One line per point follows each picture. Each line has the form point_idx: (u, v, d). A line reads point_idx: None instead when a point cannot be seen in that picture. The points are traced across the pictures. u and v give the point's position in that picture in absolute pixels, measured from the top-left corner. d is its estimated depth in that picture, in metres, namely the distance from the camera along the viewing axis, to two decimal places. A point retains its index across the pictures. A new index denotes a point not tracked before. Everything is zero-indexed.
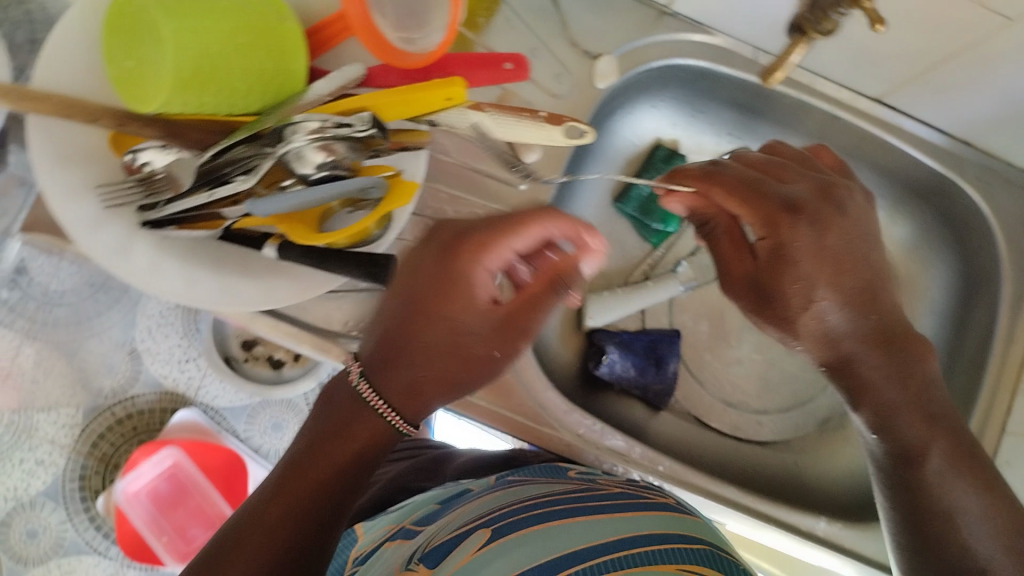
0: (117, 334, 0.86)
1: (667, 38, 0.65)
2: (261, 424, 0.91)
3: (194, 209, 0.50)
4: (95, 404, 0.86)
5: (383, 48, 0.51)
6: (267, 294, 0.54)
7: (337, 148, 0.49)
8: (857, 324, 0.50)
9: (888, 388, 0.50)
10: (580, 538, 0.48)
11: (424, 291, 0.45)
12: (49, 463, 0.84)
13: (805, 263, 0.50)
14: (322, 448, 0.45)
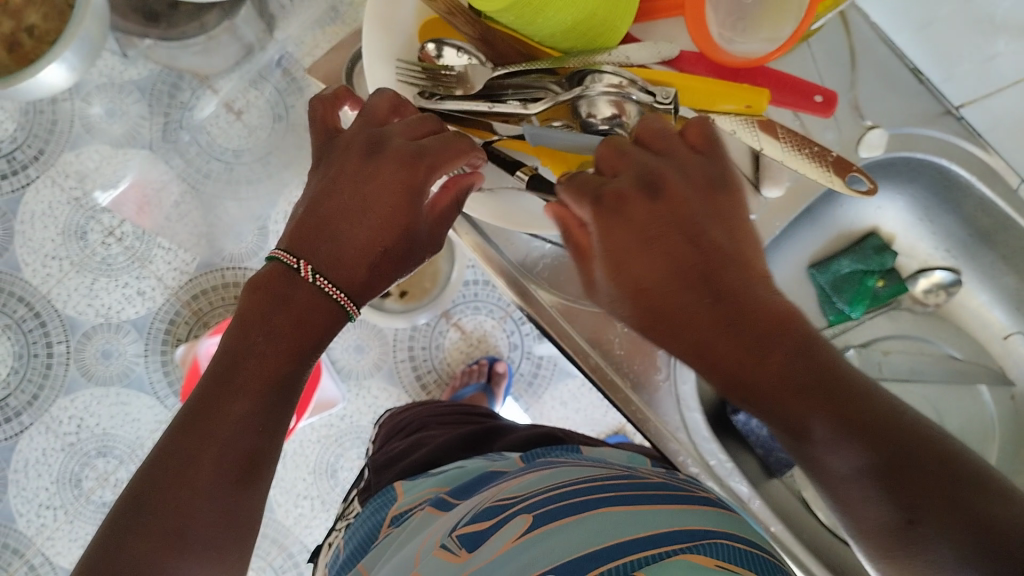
0: (257, 207, 0.93)
1: (942, 136, 0.66)
2: (346, 340, 0.96)
3: (468, 113, 0.53)
4: (211, 261, 0.92)
5: (705, 39, 0.52)
6: (500, 214, 0.58)
7: (628, 109, 0.50)
8: (690, 310, 0.39)
9: (753, 370, 0.37)
10: (631, 528, 0.45)
11: (352, 199, 0.45)
12: (148, 296, 0.91)
13: (628, 260, 0.41)
14: (259, 334, 0.43)
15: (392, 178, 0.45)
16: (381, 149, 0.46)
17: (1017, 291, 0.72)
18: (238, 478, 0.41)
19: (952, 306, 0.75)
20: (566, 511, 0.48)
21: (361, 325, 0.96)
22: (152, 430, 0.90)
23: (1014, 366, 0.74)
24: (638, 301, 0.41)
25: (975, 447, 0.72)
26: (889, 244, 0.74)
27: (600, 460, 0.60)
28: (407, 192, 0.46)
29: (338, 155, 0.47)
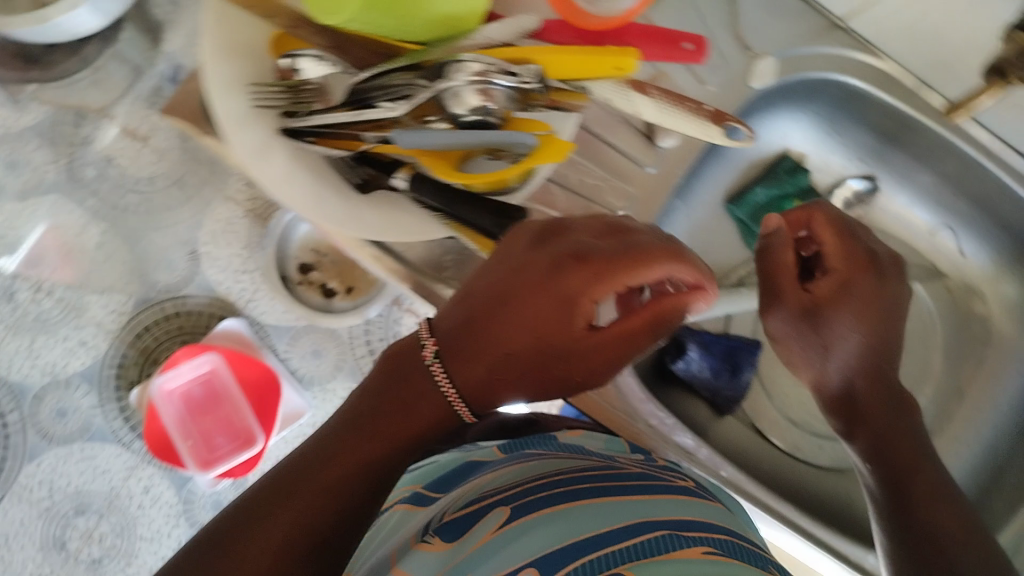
0: (183, 231, 0.84)
1: (832, 50, 0.64)
2: (302, 348, 0.84)
3: (336, 125, 0.51)
4: (146, 296, 0.83)
5: (565, 6, 0.50)
6: (390, 224, 0.52)
7: (495, 95, 0.49)
8: (862, 354, 0.55)
9: (897, 434, 0.53)
10: (611, 521, 0.44)
11: (509, 282, 0.43)
12: (91, 345, 0.81)
13: (858, 301, 0.54)
14: (370, 419, 0.43)
15: (545, 287, 0.42)
16: (547, 241, 0.44)
17: (934, 188, 0.72)
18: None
19: (872, 214, 0.75)
20: (543, 505, 0.47)
21: (316, 327, 0.85)
22: (125, 476, 0.80)
23: (943, 257, 0.76)
24: (809, 313, 0.55)
25: (918, 344, 0.75)
26: (800, 163, 0.74)
27: (577, 445, 0.58)
28: (561, 304, 0.42)
29: (514, 235, 0.46)
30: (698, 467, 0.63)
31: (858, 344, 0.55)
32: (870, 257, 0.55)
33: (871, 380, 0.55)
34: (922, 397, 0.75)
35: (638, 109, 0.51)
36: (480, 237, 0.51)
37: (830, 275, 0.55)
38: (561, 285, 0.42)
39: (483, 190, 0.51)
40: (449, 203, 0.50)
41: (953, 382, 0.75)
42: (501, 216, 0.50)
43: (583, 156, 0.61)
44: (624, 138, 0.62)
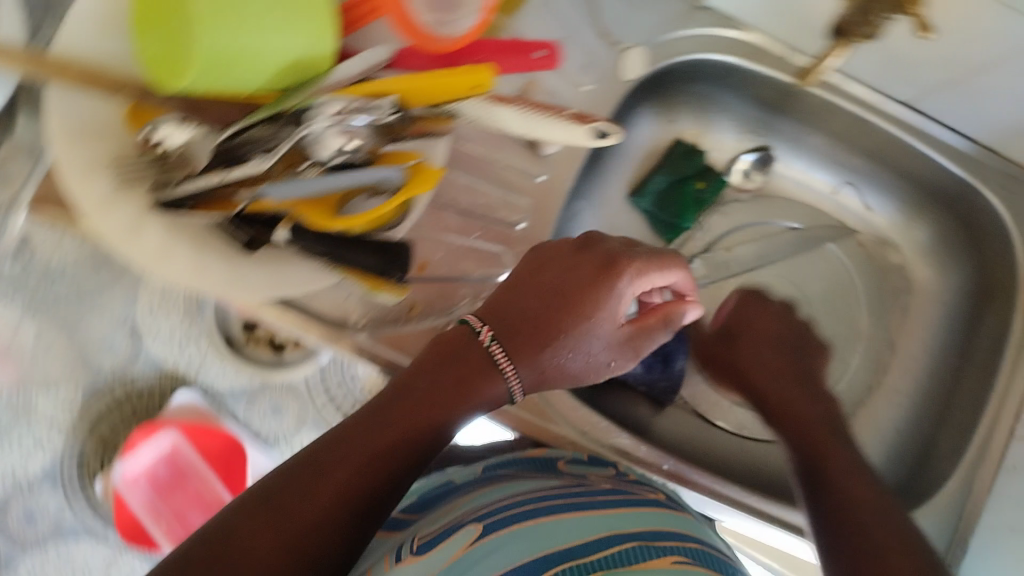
0: (118, 311, 0.74)
1: (699, 32, 0.65)
2: (261, 407, 0.79)
3: (206, 189, 0.49)
4: (95, 384, 0.75)
5: (415, 31, 0.50)
6: (276, 281, 0.53)
7: (359, 132, 0.49)
8: (770, 363, 0.60)
9: (797, 410, 0.56)
10: (588, 530, 0.48)
11: (563, 283, 0.52)
12: (47, 443, 0.75)
13: (755, 320, 0.63)
14: (427, 389, 0.48)
15: (587, 294, 0.51)
16: (589, 249, 0.54)
17: (827, 148, 0.74)
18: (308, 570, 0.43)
19: (774, 182, 0.77)
20: (516, 518, 0.50)
21: (271, 384, 0.79)
22: (105, 567, 0.80)
23: (850, 215, 0.78)
24: (722, 343, 0.63)
25: (842, 303, 0.76)
26: (695, 147, 0.75)
27: (544, 463, 0.61)
28: (595, 302, 0.51)
29: (544, 253, 0.54)
30: (638, 464, 0.65)
31: (766, 356, 0.61)
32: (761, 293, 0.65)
33: (794, 380, 0.59)
34: (855, 353, 0.76)
35: (499, 115, 0.52)
36: (368, 276, 0.52)
37: (731, 304, 0.64)
38: (607, 292, 0.51)
39: (364, 232, 0.52)
40: (333, 247, 0.50)
41: (882, 333, 0.77)
42: (389, 255, 0.52)
43: (472, 175, 0.62)
44: (511, 153, 0.63)
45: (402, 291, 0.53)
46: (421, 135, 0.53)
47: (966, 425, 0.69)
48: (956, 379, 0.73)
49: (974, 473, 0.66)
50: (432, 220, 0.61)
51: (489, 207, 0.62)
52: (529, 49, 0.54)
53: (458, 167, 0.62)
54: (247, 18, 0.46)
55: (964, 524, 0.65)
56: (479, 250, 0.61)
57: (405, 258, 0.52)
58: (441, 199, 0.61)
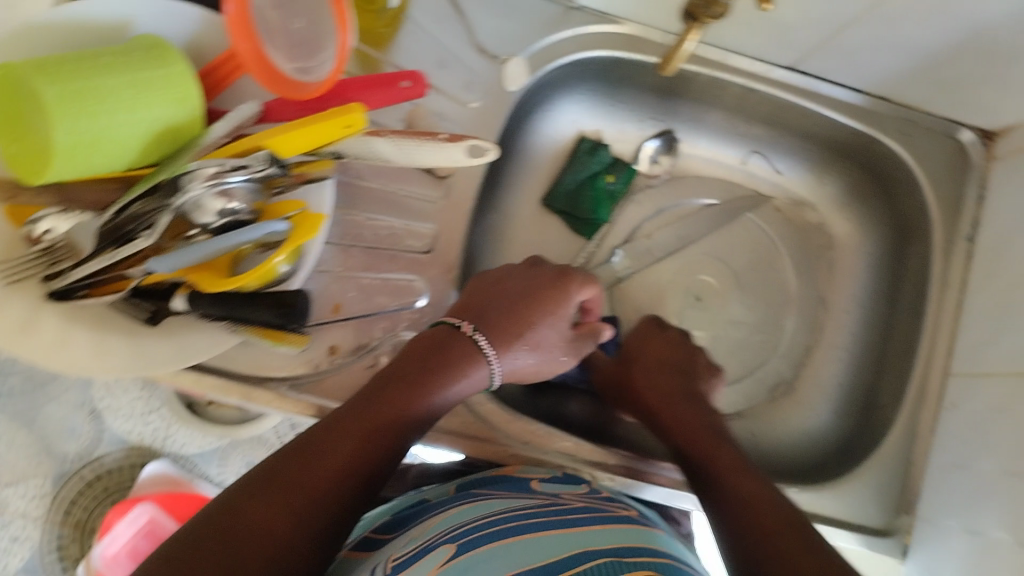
0: (74, 397, 0.96)
1: (576, 32, 0.65)
2: (233, 465, 1.00)
3: (101, 271, 0.49)
4: (63, 470, 0.96)
5: (272, 78, 0.50)
6: (183, 352, 0.52)
7: (236, 193, 0.49)
8: (661, 375, 0.62)
9: (684, 414, 0.58)
10: (563, 549, 0.46)
11: (524, 288, 0.58)
12: (23, 538, 0.94)
13: (649, 346, 0.65)
14: (415, 377, 0.52)
15: (547, 297, 0.58)
16: (539, 265, 0.60)
17: (726, 122, 0.75)
18: (312, 540, 0.45)
19: (683, 163, 0.78)
20: (489, 538, 0.47)
21: (240, 443, 1.00)
22: None
23: (763, 182, 0.78)
24: (619, 367, 0.65)
25: (766, 271, 0.77)
26: (598, 142, 0.75)
27: (518, 485, 0.58)
28: (555, 300, 0.58)
29: (493, 272, 0.60)
30: (584, 466, 0.64)
31: (658, 367, 0.63)
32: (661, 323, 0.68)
33: (686, 394, 0.60)
34: (788, 317, 0.77)
35: (376, 148, 0.52)
36: (266, 330, 0.52)
37: (635, 336, 0.67)
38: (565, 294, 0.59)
39: (258, 288, 0.52)
40: (231, 309, 0.50)
41: (812, 292, 0.77)
42: (280, 307, 0.51)
43: (373, 210, 0.62)
44: (409, 180, 0.63)
45: (302, 342, 0.53)
46: (303, 181, 0.53)
47: (903, 370, 0.70)
48: (889, 326, 0.74)
49: (916, 417, 0.67)
50: (340, 260, 0.61)
51: (394, 239, 0.62)
52: (398, 79, 0.53)
53: (358, 203, 0.62)
54: (104, 103, 0.45)
55: (914, 467, 0.66)
56: (391, 284, 0.61)
57: (302, 308, 0.52)
58: (346, 237, 0.61)
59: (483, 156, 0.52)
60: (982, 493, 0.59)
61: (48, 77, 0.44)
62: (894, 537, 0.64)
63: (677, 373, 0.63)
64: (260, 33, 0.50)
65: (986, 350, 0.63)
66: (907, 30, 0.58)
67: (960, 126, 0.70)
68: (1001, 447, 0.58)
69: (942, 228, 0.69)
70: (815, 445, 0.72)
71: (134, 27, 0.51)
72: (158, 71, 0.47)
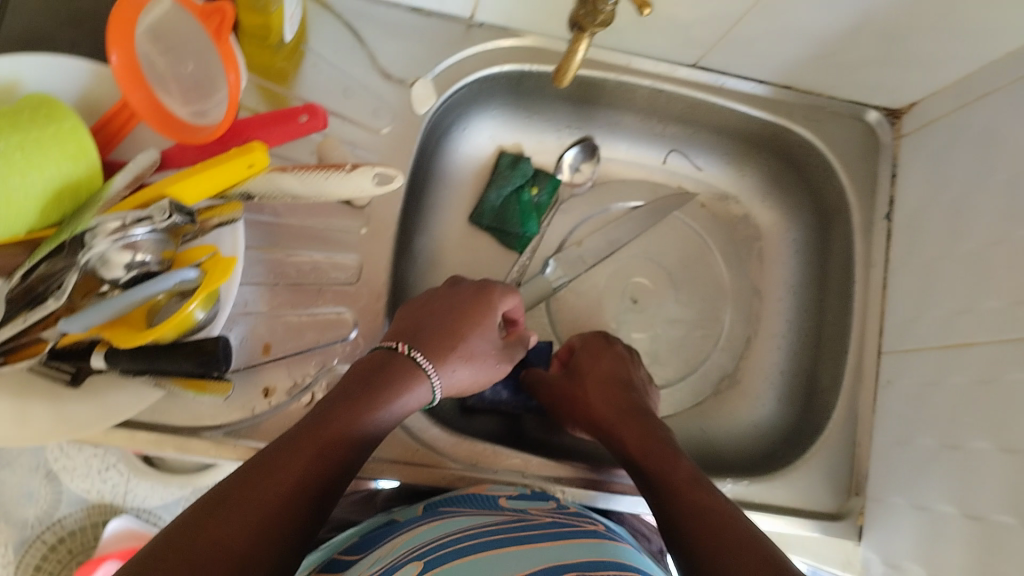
0: (29, 460, 0.94)
1: (477, 50, 0.66)
2: None
3: (13, 338, 0.48)
4: (24, 536, 0.94)
5: (168, 125, 0.51)
6: (108, 411, 0.51)
7: (142, 244, 0.48)
8: (608, 394, 0.62)
9: (632, 433, 0.58)
10: (529, 565, 0.46)
11: (452, 304, 0.59)
12: None
13: (597, 363, 0.65)
14: (364, 396, 0.50)
15: (476, 310, 0.59)
16: (458, 283, 0.62)
17: (642, 125, 0.76)
18: (276, 555, 0.43)
19: (603, 169, 0.78)
20: (456, 556, 0.47)
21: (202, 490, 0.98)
22: None
23: (685, 178, 0.79)
24: (565, 386, 0.65)
25: (698, 266, 0.78)
26: (518, 154, 0.75)
27: (487, 503, 0.58)
28: (480, 309, 0.59)
29: (418, 299, 0.61)
30: (534, 480, 0.64)
31: (607, 385, 0.63)
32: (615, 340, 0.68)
33: (640, 412, 0.60)
34: (725, 310, 0.77)
35: (280, 183, 0.51)
36: (188, 379, 0.51)
37: (584, 353, 0.67)
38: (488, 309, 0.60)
39: (177, 338, 0.51)
40: (150, 361, 0.49)
41: (746, 283, 0.78)
42: (200, 355, 0.50)
43: (294, 246, 0.62)
44: (330, 213, 0.63)
45: (226, 389, 0.52)
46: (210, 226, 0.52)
47: (838, 352, 0.71)
48: (821, 309, 0.74)
49: (857, 398, 0.67)
50: (268, 300, 0.60)
51: (319, 273, 0.62)
52: (295, 115, 0.54)
53: (280, 241, 0.62)
54: None
55: (859, 452, 0.66)
56: (320, 319, 0.61)
57: (222, 354, 0.50)
58: (272, 276, 0.61)
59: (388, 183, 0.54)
60: (928, 467, 0.60)
61: None
62: (846, 521, 0.65)
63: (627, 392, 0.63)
64: (151, 82, 0.51)
65: (914, 325, 0.65)
66: (797, 18, 0.59)
67: (867, 107, 0.72)
68: (938, 420, 0.60)
69: (860, 209, 0.70)
70: (766, 438, 0.72)
71: (23, 85, 0.51)
72: (49, 128, 0.47)
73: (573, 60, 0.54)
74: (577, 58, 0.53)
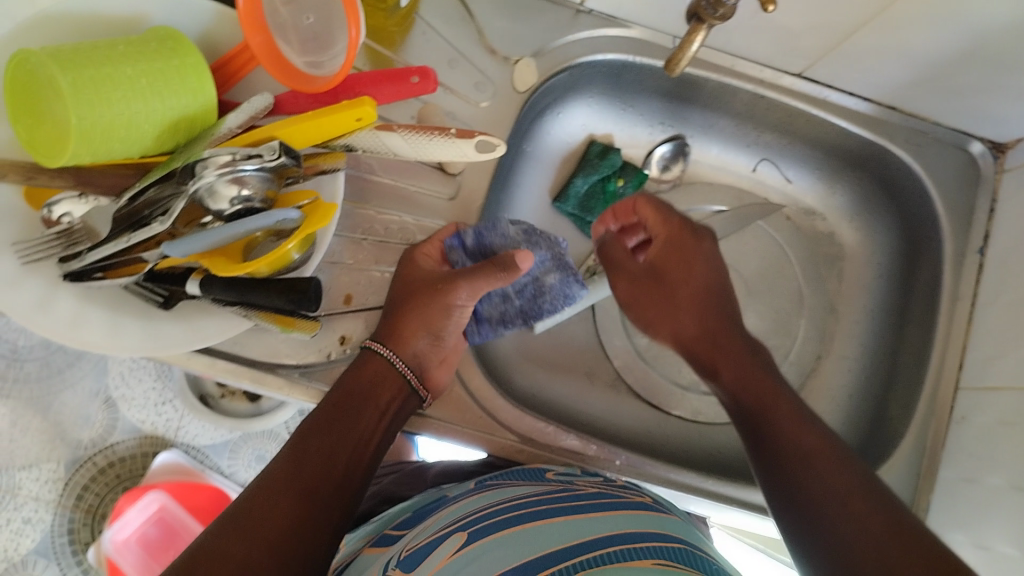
0: (89, 385, 0.97)
1: (584, 35, 0.67)
2: (244, 458, 1.01)
3: (114, 255, 0.50)
4: (76, 456, 0.96)
5: (287, 73, 0.53)
6: (195, 333, 0.53)
7: (249, 180, 0.49)
8: (705, 296, 0.61)
9: (732, 350, 0.58)
10: (581, 532, 0.47)
11: (396, 287, 0.59)
12: (36, 520, 0.94)
13: (691, 260, 0.62)
14: (352, 400, 0.54)
15: (439, 306, 0.59)
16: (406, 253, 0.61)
17: (735, 129, 0.76)
18: (295, 559, 0.46)
19: (692, 169, 0.79)
20: (500, 527, 0.48)
21: (252, 436, 1.02)
22: None
23: (773, 190, 0.79)
24: (657, 274, 0.63)
25: (777, 279, 0.77)
26: (608, 144, 0.76)
27: (534, 476, 0.59)
28: (416, 279, 0.59)
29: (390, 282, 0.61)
30: (592, 464, 0.65)
31: (706, 280, 0.62)
32: (687, 224, 0.64)
33: (728, 323, 0.60)
34: (800, 324, 0.76)
35: (388, 142, 0.53)
36: (278, 315, 0.53)
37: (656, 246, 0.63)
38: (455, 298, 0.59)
39: (270, 273, 0.52)
40: (243, 293, 0.50)
41: (822, 298, 0.77)
42: (292, 292, 0.51)
43: (383, 204, 0.63)
44: (421, 177, 0.64)
45: (312, 328, 0.55)
46: (316, 172, 0.54)
47: (912, 382, 0.69)
48: (898, 337, 0.73)
49: (926, 430, 0.66)
50: (354, 253, 0.62)
51: (406, 233, 0.64)
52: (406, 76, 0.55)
53: (369, 197, 0.63)
54: (120, 90, 0.46)
55: (922, 485, 0.65)
56: None
57: (313, 294, 0.51)
58: (359, 231, 0.62)
59: (489, 152, 0.53)
60: (994, 504, 0.59)
61: (62, 63, 0.45)
62: None
63: (720, 304, 0.61)
64: (271, 28, 0.53)
65: (992, 364, 0.63)
66: (915, 37, 0.59)
67: (970, 138, 0.70)
68: (1009, 461, 0.59)
69: (953, 239, 0.69)
70: None
71: (148, 19, 0.53)
72: (173, 61, 0.48)
73: (687, 50, 0.54)
74: (692, 49, 0.53)
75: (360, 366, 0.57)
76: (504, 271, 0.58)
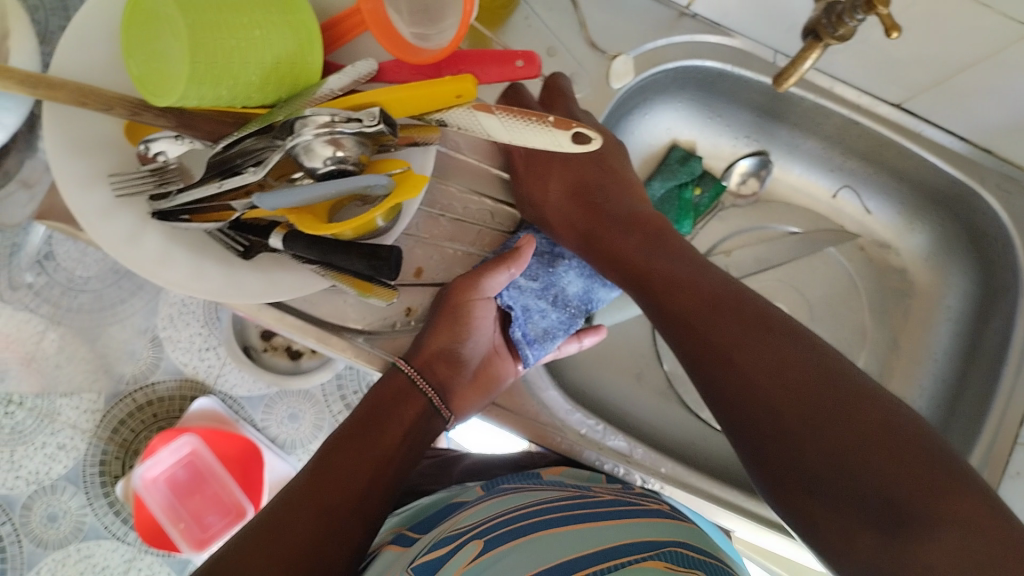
0: (139, 321, 0.88)
1: (685, 39, 0.66)
2: (278, 414, 0.92)
3: (204, 199, 0.51)
4: (116, 390, 0.88)
5: (396, 43, 0.53)
6: (273, 286, 0.54)
7: (345, 143, 0.49)
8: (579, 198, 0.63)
9: (605, 239, 0.61)
10: (599, 540, 0.47)
11: (433, 306, 0.60)
12: (70, 447, 0.86)
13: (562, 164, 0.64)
14: (378, 418, 0.56)
15: (451, 317, 0.58)
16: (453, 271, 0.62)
17: (821, 152, 0.75)
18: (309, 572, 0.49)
19: (769, 188, 0.79)
20: (514, 535, 0.48)
21: (288, 393, 0.93)
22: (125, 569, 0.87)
23: (850, 219, 0.79)
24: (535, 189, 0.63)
25: (843, 308, 0.77)
26: (691, 151, 0.76)
27: (557, 483, 0.59)
28: (439, 294, 0.60)
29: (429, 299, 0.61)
30: (636, 467, 0.65)
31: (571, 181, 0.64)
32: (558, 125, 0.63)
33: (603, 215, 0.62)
34: (861, 354, 0.77)
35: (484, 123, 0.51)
36: (356, 280, 0.54)
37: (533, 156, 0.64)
38: (466, 302, 0.58)
39: (354, 236, 0.53)
40: (325, 253, 0.51)
41: (886, 334, 0.77)
42: (373, 258, 0.51)
43: (464, 183, 0.63)
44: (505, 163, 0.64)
45: (391, 295, 0.55)
46: (410, 144, 0.54)
47: (969, 430, 0.68)
48: (961, 383, 0.72)
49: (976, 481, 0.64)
50: (431, 228, 0.62)
51: (482, 213, 0.64)
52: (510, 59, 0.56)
53: (450, 175, 0.63)
54: (233, 38, 0.47)
55: None
56: (473, 257, 0.63)
57: (393, 263, 0.51)
58: (436, 206, 0.62)
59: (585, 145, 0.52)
60: None
61: (182, 5, 0.46)
62: None
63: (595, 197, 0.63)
64: None
65: None
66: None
67: None
68: None
69: None
70: None
71: None
72: (285, 17, 0.49)
73: (800, 67, 0.53)
74: (805, 67, 0.53)
75: (387, 381, 0.57)
76: (515, 264, 0.58)
